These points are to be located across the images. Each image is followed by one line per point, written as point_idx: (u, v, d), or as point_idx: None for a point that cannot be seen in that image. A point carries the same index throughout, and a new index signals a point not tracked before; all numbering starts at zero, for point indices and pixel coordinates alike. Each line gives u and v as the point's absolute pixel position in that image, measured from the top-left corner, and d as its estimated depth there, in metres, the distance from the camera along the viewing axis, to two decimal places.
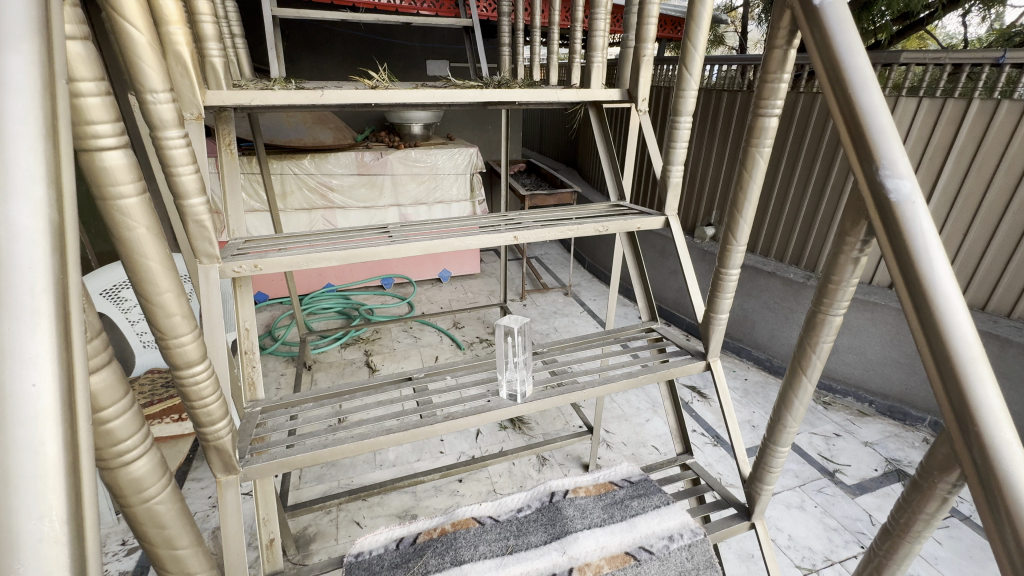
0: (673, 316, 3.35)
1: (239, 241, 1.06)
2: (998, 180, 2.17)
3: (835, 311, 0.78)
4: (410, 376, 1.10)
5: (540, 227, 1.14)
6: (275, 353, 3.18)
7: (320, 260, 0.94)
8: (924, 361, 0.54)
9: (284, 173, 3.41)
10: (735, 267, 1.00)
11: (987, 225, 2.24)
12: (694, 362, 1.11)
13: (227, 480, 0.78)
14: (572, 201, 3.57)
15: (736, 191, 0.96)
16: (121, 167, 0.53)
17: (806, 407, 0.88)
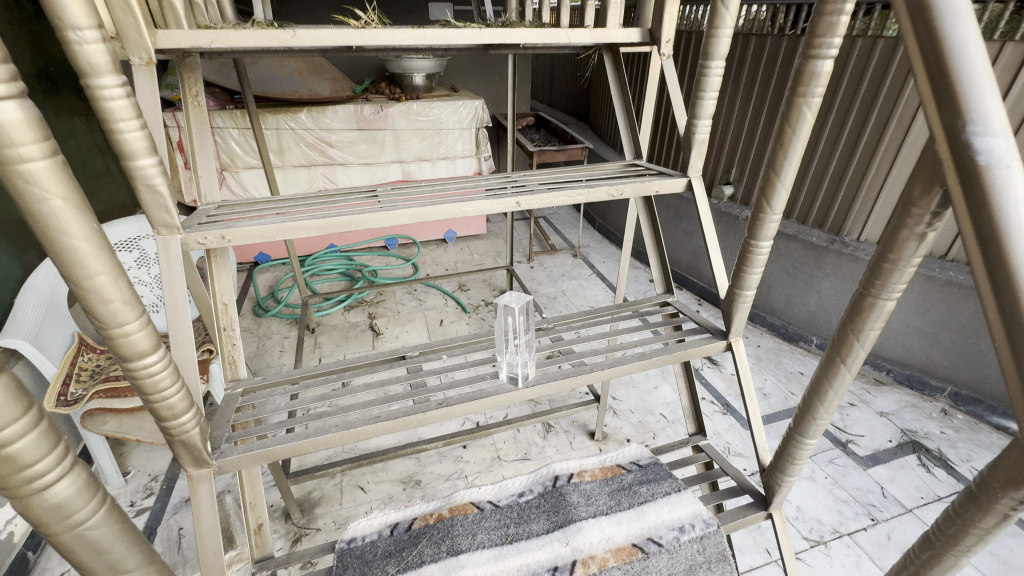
0: (685, 280, 3.23)
1: (210, 206, 0.95)
2: None
3: (888, 295, 0.67)
4: (403, 355, 1.02)
5: (547, 190, 1.01)
6: (277, 316, 3.14)
7: (296, 230, 0.83)
8: (1007, 377, 0.42)
9: (280, 127, 3.24)
10: (768, 238, 0.88)
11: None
12: (714, 342, 1.01)
13: (199, 475, 0.72)
14: (582, 157, 3.38)
15: (774, 150, 0.82)
16: (18, 123, 0.42)
17: (842, 398, 0.78)
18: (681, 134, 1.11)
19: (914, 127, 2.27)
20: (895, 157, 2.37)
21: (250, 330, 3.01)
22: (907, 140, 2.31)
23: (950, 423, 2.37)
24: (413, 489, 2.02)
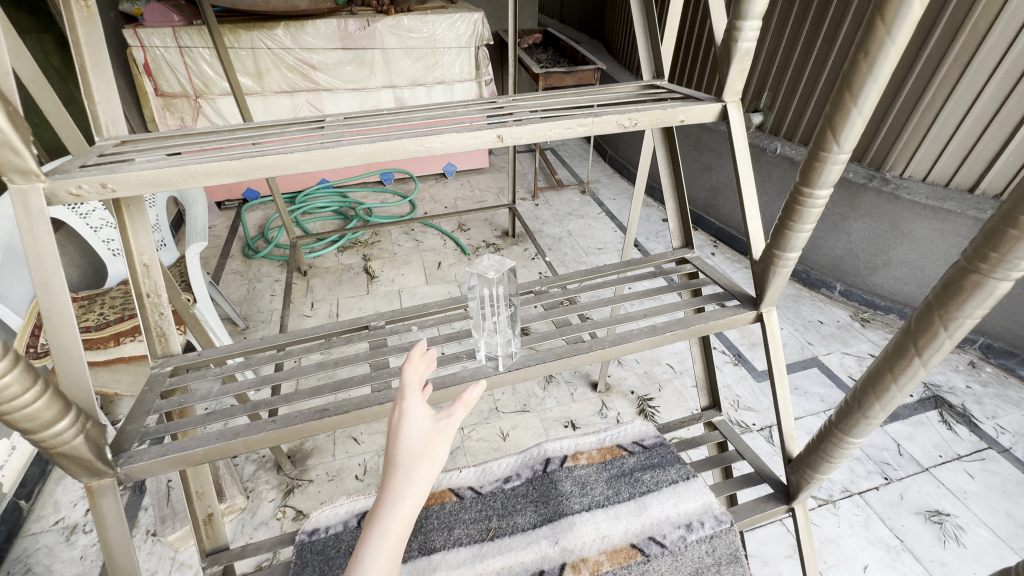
0: (702, 220, 2.99)
1: (109, 143, 0.75)
2: None
3: (1005, 273, 0.48)
4: (367, 325, 0.88)
5: (539, 118, 0.79)
6: (268, 258, 2.99)
7: (204, 176, 0.63)
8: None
9: (255, 46, 2.90)
10: (826, 186, 0.67)
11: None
12: (741, 313, 0.84)
13: (100, 486, 0.59)
14: (593, 81, 3.01)
15: (851, 61, 0.59)
16: None
17: (906, 396, 0.61)
18: (716, 43, 0.86)
19: (986, 42, 1.91)
20: (960, 78, 2.01)
21: (239, 273, 2.87)
22: (976, 57, 1.95)
23: (978, 377, 2.23)
24: None
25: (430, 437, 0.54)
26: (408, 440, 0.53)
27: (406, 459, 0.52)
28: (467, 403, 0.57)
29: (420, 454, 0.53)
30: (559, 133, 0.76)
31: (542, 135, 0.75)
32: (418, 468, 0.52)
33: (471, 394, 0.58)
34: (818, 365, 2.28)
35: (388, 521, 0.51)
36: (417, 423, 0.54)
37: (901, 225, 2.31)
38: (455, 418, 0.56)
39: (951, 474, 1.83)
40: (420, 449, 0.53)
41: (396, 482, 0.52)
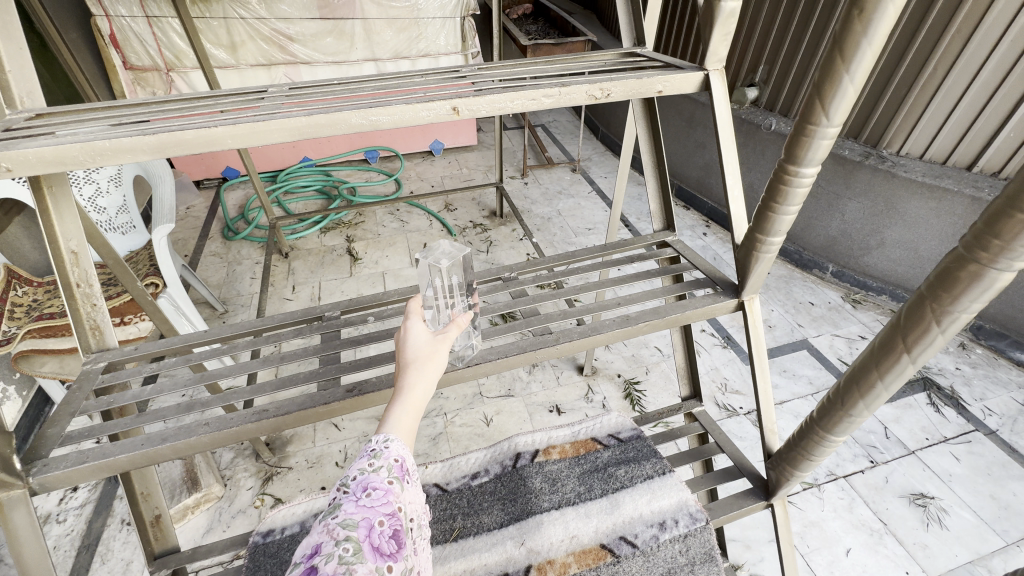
0: (693, 199, 2.93)
1: (21, 116, 0.68)
2: None
3: (1007, 264, 0.42)
4: (321, 315, 0.85)
5: (502, 89, 0.72)
6: (249, 239, 2.90)
7: (117, 154, 0.56)
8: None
9: (228, 16, 2.76)
10: (814, 164, 0.61)
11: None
12: (721, 301, 0.79)
13: (11, 499, 0.53)
14: (583, 53, 2.89)
15: (843, 19, 0.52)
16: None
17: (892, 394, 0.57)
18: (698, 6, 0.79)
19: (992, 11, 1.81)
20: (962, 51, 1.92)
21: (219, 255, 2.79)
22: (980, 28, 1.85)
23: (967, 358, 2.21)
24: None
25: (432, 344, 0.61)
26: (412, 345, 0.61)
27: (415, 358, 0.60)
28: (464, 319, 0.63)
29: (426, 356, 0.60)
30: (522, 104, 0.69)
31: (504, 107, 0.69)
32: (423, 365, 0.59)
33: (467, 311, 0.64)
34: (807, 347, 2.25)
35: (403, 406, 0.58)
36: (420, 333, 0.63)
37: (896, 205, 2.26)
38: (453, 330, 0.62)
39: (937, 456, 1.82)
40: (423, 351, 0.61)
41: (408, 377, 0.59)
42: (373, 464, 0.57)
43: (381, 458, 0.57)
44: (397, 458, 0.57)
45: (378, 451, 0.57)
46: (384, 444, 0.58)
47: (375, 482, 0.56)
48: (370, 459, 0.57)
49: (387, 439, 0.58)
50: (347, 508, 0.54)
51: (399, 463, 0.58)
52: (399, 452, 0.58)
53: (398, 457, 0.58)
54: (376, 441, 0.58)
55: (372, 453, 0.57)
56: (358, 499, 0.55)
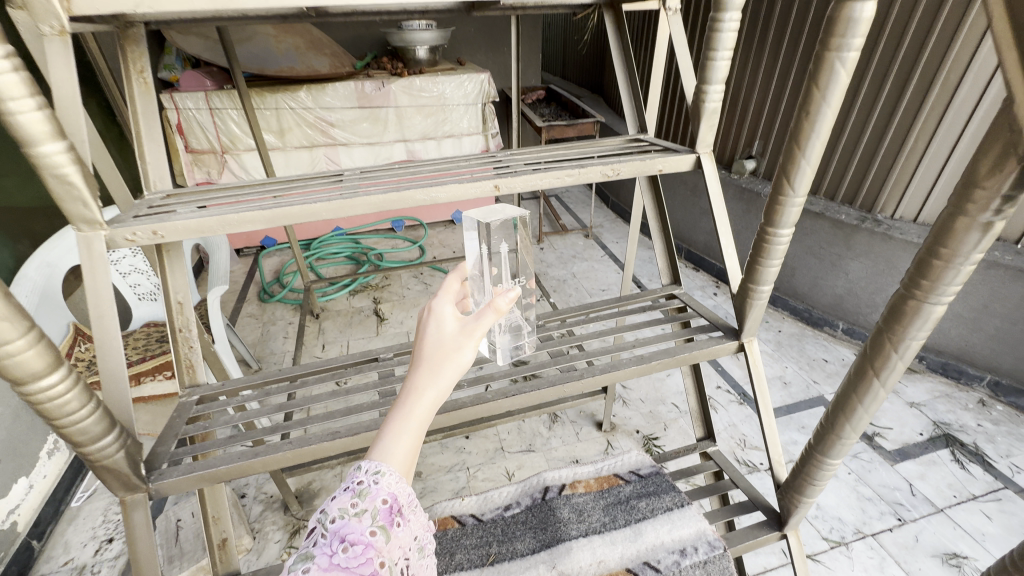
0: (702, 261, 3.08)
1: (157, 195, 0.88)
2: None
3: (937, 298, 0.54)
4: (376, 357, 0.98)
5: (533, 170, 0.89)
6: (283, 301, 3.10)
7: (238, 224, 0.73)
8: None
9: (280, 107, 3.14)
10: (788, 225, 0.75)
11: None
12: (724, 343, 0.90)
13: (133, 500, 0.64)
14: (593, 132, 3.20)
15: (798, 118, 0.68)
16: None
17: (873, 417, 0.66)
18: (688, 103, 0.98)
19: (961, 90, 2.05)
20: (939, 124, 2.14)
21: (255, 316, 2.98)
22: (952, 105, 2.09)
23: (988, 415, 2.21)
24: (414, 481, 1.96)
25: (456, 336, 0.57)
26: (434, 336, 0.57)
27: (435, 351, 0.56)
28: (498, 311, 0.57)
29: (446, 351, 0.56)
30: (550, 182, 0.85)
31: (536, 184, 0.85)
32: (436, 367, 0.56)
33: (502, 302, 0.56)
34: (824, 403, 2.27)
35: (417, 405, 0.56)
36: (446, 323, 0.58)
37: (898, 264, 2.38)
38: (483, 322, 0.57)
39: (967, 515, 1.79)
40: (441, 347, 0.56)
41: (424, 371, 0.56)
42: (354, 507, 0.54)
43: (364, 500, 0.54)
44: (381, 499, 0.54)
45: (362, 490, 0.54)
46: (371, 481, 0.54)
47: (354, 529, 0.53)
48: (352, 502, 0.54)
49: (377, 475, 0.54)
50: (321, 562, 0.51)
51: (385, 504, 0.55)
52: (386, 491, 0.54)
53: (385, 499, 0.55)
54: (365, 475, 0.55)
55: (356, 491, 0.55)
56: (333, 553, 0.52)
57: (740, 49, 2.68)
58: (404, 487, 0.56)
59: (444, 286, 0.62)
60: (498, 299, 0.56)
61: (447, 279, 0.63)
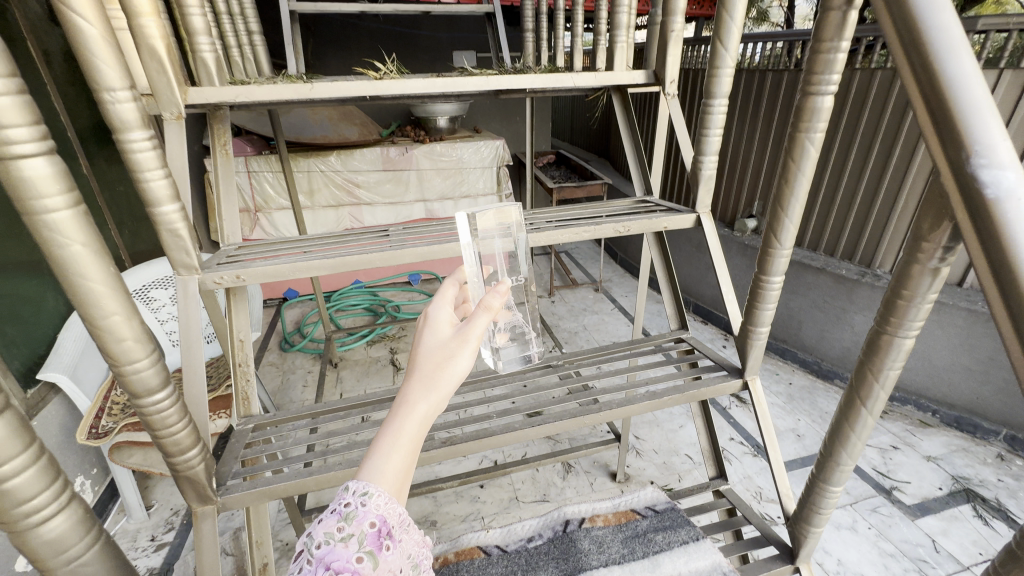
0: (709, 315, 3.17)
1: (232, 246, 1.03)
2: None
3: (905, 332, 0.64)
4: None
5: (555, 227, 1.03)
6: (303, 351, 3.20)
7: (305, 270, 0.86)
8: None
9: (311, 170, 3.41)
10: (779, 273, 0.86)
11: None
12: (730, 381, 0.98)
13: (204, 512, 0.72)
14: (601, 193, 3.41)
15: (779, 184, 0.82)
16: (45, 175, 0.47)
17: (866, 442, 0.73)
18: (687, 170, 1.14)
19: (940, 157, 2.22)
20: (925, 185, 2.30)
21: (275, 364, 3.08)
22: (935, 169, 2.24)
23: (1008, 470, 2.18)
24: (428, 530, 1.97)
25: (447, 342, 0.55)
26: (429, 344, 0.56)
27: (427, 358, 0.54)
28: (489, 311, 0.56)
29: (438, 357, 0.54)
30: (569, 237, 0.99)
31: (557, 239, 0.98)
32: (430, 374, 0.53)
33: (493, 300, 0.56)
34: None
35: (405, 420, 0.52)
36: (441, 331, 0.57)
37: None
38: (476, 325, 0.55)
39: None
40: (436, 354, 0.55)
41: (415, 381, 0.53)
42: (340, 531, 0.47)
43: (350, 525, 0.48)
44: (369, 522, 0.48)
45: (349, 513, 0.48)
46: (358, 503, 0.49)
47: (340, 556, 0.46)
48: (339, 524, 0.48)
49: (366, 494, 0.49)
50: None
51: (373, 528, 0.48)
52: (376, 513, 0.49)
53: (375, 521, 0.49)
54: (354, 494, 0.49)
55: (342, 514, 0.48)
56: None
57: (735, 120, 2.94)
58: (394, 507, 0.49)
59: (439, 294, 0.62)
60: (487, 297, 0.56)
61: (442, 290, 0.63)
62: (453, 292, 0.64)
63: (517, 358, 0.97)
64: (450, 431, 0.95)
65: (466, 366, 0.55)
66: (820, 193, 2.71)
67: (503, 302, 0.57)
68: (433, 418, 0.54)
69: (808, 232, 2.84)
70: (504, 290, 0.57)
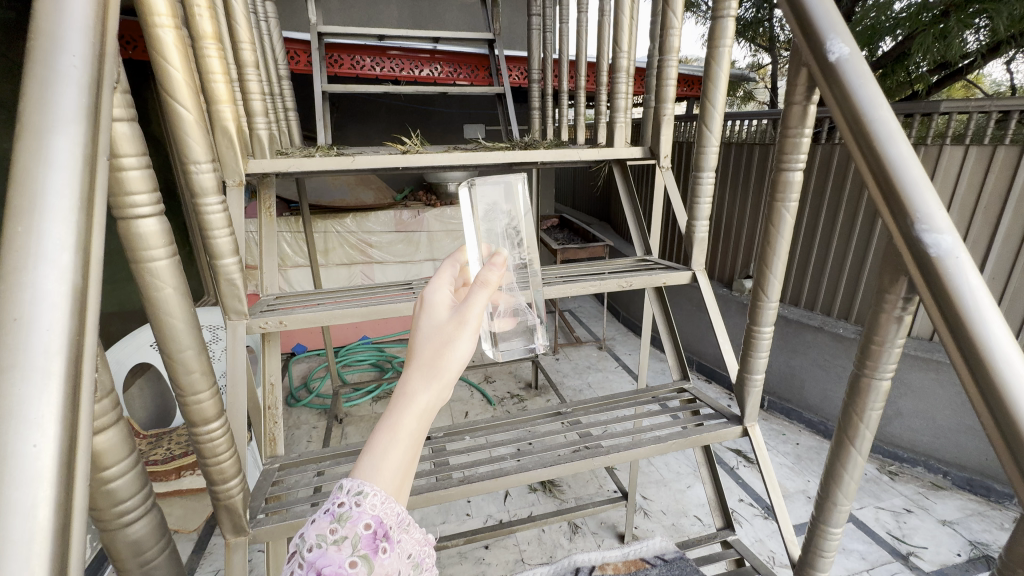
0: (712, 373, 3.20)
1: (271, 298, 1.14)
2: None
3: (881, 375, 0.72)
4: (429, 436, 1.16)
5: (564, 282, 1.14)
6: (309, 406, 3.21)
7: (341, 316, 0.98)
8: (982, 420, 0.55)
9: (327, 231, 3.61)
10: (768, 324, 0.96)
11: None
12: (729, 428, 1.05)
13: (235, 542, 0.77)
14: (604, 254, 3.56)
15: (763, 246, 0.93)
16: (154, 233, 0.58)
17: (858, 483, 0.78)
18: (683, 233, 1.26)
19: None
20: None
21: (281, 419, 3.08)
22: None
23: None
24: None
25: (444, 324, 0.53)
26: (425, 328, 0.54)
27: (424, 343, 0.52)
28: (487, 285, 0.54)
29: (436, 340, 0.52)
30: (577, 290, 1.09)
31: (567, 292, 1.09)
32: (431, 361, 0.51)
33: (490, 274, 0.54)
34: (852, 519, 2.21)
35: (405, 410, 0.50)
36: (438, 314, 0.55)
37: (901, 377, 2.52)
38: (473, 304, 0.53)
39: None
40: (434, 338, 0.52)
41: (413, 367, 0.52)
42: (333, 534, 0.47)
43: (343, 527, 0.46)
44: (363, 525, 0.47)
45: (342, 515, 0.47)
46: (352, 504, 0.47)
47: (332, 560, 0.46)
48: (333, 524, 0.47)
49: (360, 493, 0.47)
50: None
51: (368, 530, 0.47)
52: (370, 515, 0.47)
53: (369, 522, 0.47)
54: (348, 492, 0.48)
55: (335, 515, 0.47)
56: None
57: (727, 188, 3.16)
58: (392, 507, 0.48)
59: (436, 275, 0.59)
60: (482, 272, 0.54)
61: (439, 271, 0.61)
62: (450, 272, 0.62)
63: (520, 347, 0.89)
64: (465, 472, 1.01)
65: (467, 348, 0.53)
66: (814, 256, 2.87)
67: (501, 276, 0.55)
68: (435, 408, 0.52)
69: (805, 292, 2.97)
70: (500, 263, 0.55)
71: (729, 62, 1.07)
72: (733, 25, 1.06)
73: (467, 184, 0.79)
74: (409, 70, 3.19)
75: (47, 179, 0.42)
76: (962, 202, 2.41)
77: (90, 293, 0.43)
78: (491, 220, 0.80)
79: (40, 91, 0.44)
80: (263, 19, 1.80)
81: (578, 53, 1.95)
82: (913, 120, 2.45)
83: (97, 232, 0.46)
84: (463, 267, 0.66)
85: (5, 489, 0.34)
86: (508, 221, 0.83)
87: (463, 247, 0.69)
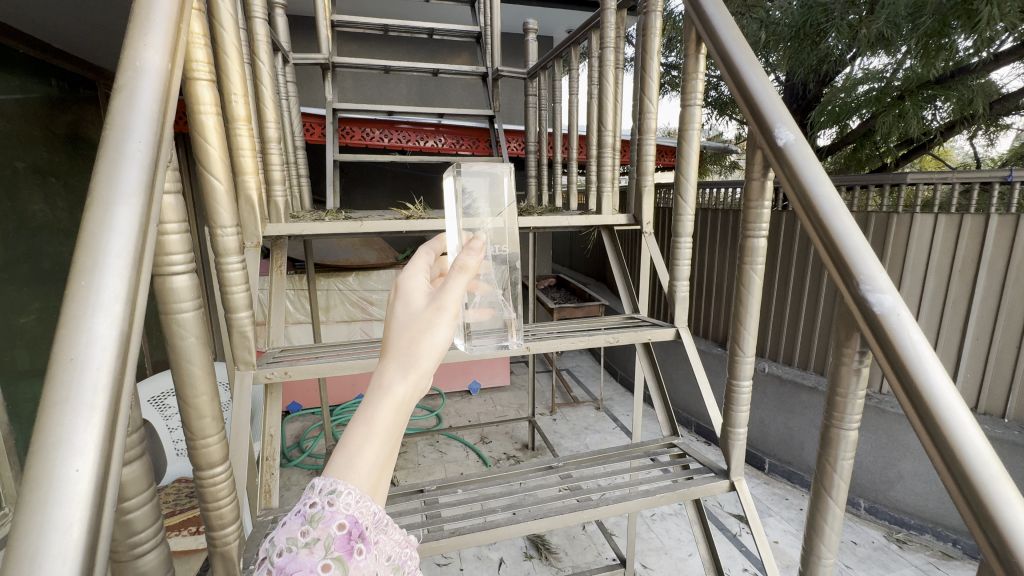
0: (710, 433, 3.18)
1: (277, 351, 1.21)
2: (1010, 290, 2.32)
3: (848, 426, 0.77)
4: (423, 489, 1.18)
5: (554, 336, 1.20)
6: (299, 466, 3.14)
7: (341, 368, 1.04)
8: (936, 466, 0.59)
9: (329, 289, 3.73)
10: (746, 378, 1.03)
11: (1013, 333, 2.35)
12: (718, 481, 1.09)
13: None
14: (599, 312, 3.63)
15: (736, 304, 1.02)
16: (184, 287, 0.67)
17: (839, 535, 0.79)
18: (666, 291, 1.36)
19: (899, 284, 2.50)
20: None
21: None
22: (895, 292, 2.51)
23: None
24: None
25: (422, 314, 0.58)
26: (404, 316, 0.59)
27: (403, 332, 0.57)
28: (464, 270, 0.58)
29: (415, 327, 0.57)
30: (567, 344, 1.16)
31: (557, 348, 1.14)
32: (408, 350, 0.56)
33: (468, 259, 0.58)
34: None
35: (384, 403, 0.55)
36: (416, 302, 0.60)
37: (898, 437, 2.52)
38: (449, 294, 0.58)
39: None
40: (413, 325, 0.57)
41: (389, 356, 0.57)
42: (305, 537, 0.50)
43: (316, 528, 0.50)
44: (337, 525, 0.51)
45: (314, 516, 0.51)
46: (325, 504, 0.51)
47: (303, 564, 0.49)
48: (305, 526, 0.50)
49: (333, 492, 0.52)
50: None
51: (342, 530, 0.51)
52: (343, 514, 0.51)
53: (342, 523, 0.51)
54: (320, 491, 0.52)
55: (307, 516, 0.51)
56: None
57: (711, 252, 3.36)
58: (367, 506, 0.53)
59: (412, 263, 0.65)
60: (461, 257, 0.58)
61: (415, 260, 0.66)
62: (427, 260, 0.67)
63: (492, 344, 0.91)
64: (456, 523, 1.03)
65: (444, 334, 0.58)
66: (802, 315, 2.96)
67: (478, 262, 0.59)
68: (411, 399, 0.57)
69: (796, 351, 3.03)
70: (477, 248, 0.59)
71: (698, 141, 1.21)
72: (700, 110, 1.21)
73: (454, 172, 0.84)
74: (415, 141, 3.44)
75: (109, 243, 0.50)
76: (937, 265, 2.52)
77: (130, 339, 0.49)
78: (473, 214, 0.85)
79: (113, 167, 0.54)
80: (286, 97, 1.99)
81: (570, 127, 2.10)
82: (883, 189, 2.64)
83: (142, 288, 0.53)
84: (440, 258, 0.71)
85: (47, 507, 0.39)
86: (493, 214, 0.88)
87: (443, 238, 0.75)
